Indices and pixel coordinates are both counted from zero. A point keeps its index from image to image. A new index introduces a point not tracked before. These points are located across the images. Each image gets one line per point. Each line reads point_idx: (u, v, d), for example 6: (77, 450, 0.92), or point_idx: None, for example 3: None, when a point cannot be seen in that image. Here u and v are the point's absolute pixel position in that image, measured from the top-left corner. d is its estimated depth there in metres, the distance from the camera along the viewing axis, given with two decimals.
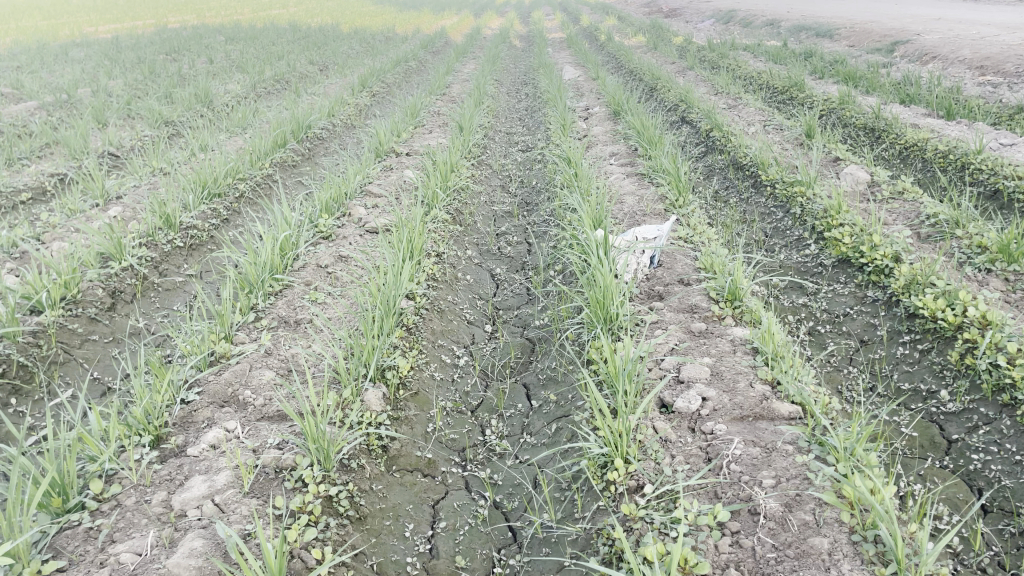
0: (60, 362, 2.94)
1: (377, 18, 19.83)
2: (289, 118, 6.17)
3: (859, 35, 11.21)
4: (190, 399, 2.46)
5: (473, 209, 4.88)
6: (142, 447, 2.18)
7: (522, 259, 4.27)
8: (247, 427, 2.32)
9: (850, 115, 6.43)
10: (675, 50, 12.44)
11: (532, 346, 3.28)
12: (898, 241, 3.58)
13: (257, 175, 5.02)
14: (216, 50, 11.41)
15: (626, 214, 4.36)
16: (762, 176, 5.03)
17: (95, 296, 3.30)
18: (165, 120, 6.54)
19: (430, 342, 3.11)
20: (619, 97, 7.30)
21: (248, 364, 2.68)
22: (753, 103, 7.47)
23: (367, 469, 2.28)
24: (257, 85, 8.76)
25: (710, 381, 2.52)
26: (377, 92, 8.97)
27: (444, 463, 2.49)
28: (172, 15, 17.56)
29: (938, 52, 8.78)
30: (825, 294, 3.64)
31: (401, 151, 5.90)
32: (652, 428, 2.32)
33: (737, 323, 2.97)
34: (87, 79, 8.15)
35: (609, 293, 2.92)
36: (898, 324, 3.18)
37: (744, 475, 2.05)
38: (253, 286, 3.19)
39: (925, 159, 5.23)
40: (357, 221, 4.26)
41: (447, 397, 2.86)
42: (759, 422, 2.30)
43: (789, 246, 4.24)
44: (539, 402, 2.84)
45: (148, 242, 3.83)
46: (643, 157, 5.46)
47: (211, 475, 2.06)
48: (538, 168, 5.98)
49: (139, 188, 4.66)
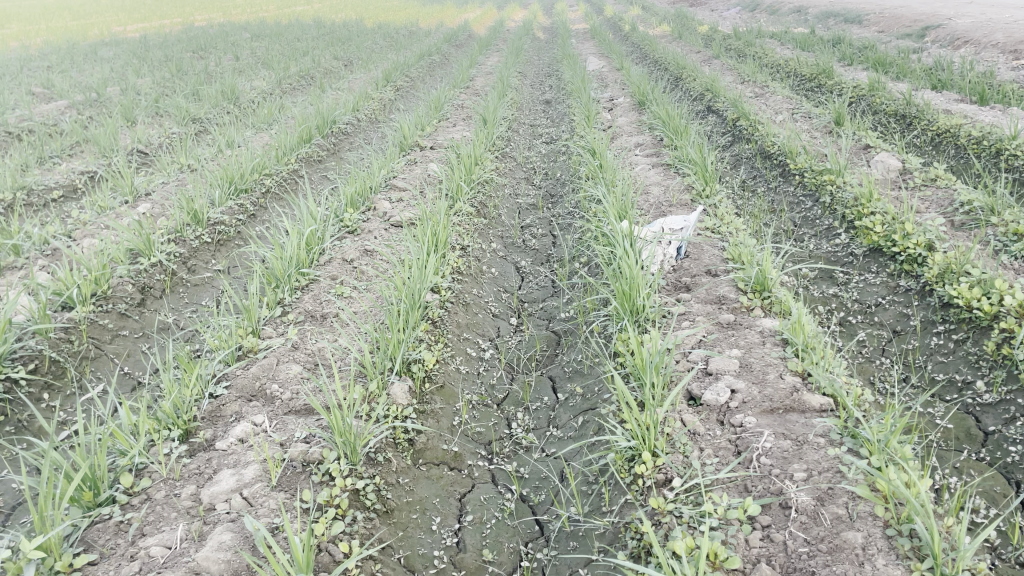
0: (91, 357, 2.97)
1: (401, 13, 19.83)
2: (314, 113, 6.20)
3: (889, 21, 11.01)
4: (218, 393, 2.48)
5: (498, 202, 4.86)
6: (172, 441, 2.20)
7: (547, 251, 4.25)
8: (274, 421, 2.33)
9: (880, 102, 6.31)
10: (700, 39, 12.32)
11: (557, 339, 3.26)
12: (931, 230, 3.51)
13: (283, 170, 5.05)
14: (242, 46, 11.50)
15: (652, 204, 4.32)
16: (790, 164, 4.95)
17: (125, 292, 3.34)
18: (193, 117, 6.60)
19: (455, 336, 3.11)
20: (644, 87, 7.24)
21: (275, 358, 2.69)
22: (781, 91, 7.37)
23: (394, 462, 2.28)
24: (283, 81, 8.82)
25: (740, 373, 2.49)
26: (401, 86, 8.99)
27: (470, 456, 2.48)
28: (198, 13, 17.71)
29: (970, 36, 8.59)
30: (856, 284, 3.58)
31: (425, 144, 5.90)
32: (680, 421, 2.29)
33: (766, 313, 2.93)
34: (116, 77, 8.26)
35: (636, 284, 2.89)
36: (932, 314, 3.11)
37: (775, 469, 2.02)
38: (279, 281, 3.21)
39: (958, 146, 5.12)
40: (382, 215, 4.27)
41: (473, 390, 2.85)
42: (790, 414, 2.26)
43: (819, 236, 4.17)
44: (566, 394, 2.83)
45: (177, 238, 3.86)
46: (669, 146, 5.41)
47: (239, 469, 2.08)
48: (562, 160, 5.95)
49: (167, 185, 4.71)
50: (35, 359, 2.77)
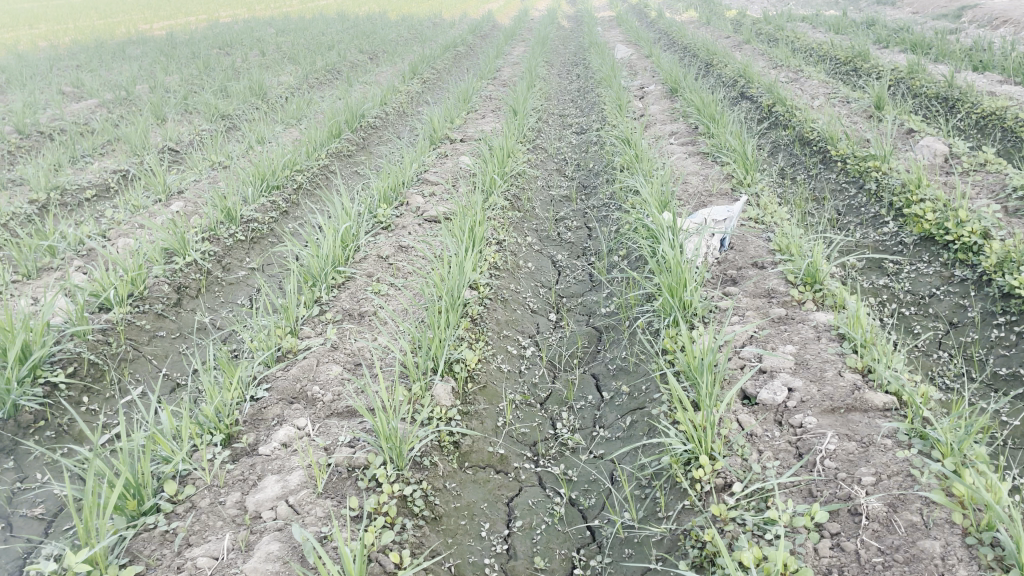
0: (130, 358, 2.94)
1: (423, 4, 19.75)
2: (343, 107, 6.15)
3: (924, 1, 10.70)
4: (259, 396, 2.43)
5: (532, 194, 4.78)
6: (214, 447, 2.16)
7: (583, 244, 4.17)
8: (317, 424, 2.28)
9: (920, 85, 6.12)
10: (729, 24, 12.09)
11: (600, 335, 3.18)
12: (987, 216, 3.36)
13: (314, 166, 5.02)
14: (268, 42, 11.48)
15: (691, 194, 4.21)
16: (831, 150, 4.81)
17: (161, 293, 3.31)
18: (222, 113, 6.59)
19: (496, 333, 3.04)
20: (675, 74, 7.10)
21: (315, 359, 2.64)
22: (815, 75, 7.19)
23: (440, 466, 2.21)
24: (309, 76, 8.79)
25: (795, 371, 2.40)
26: (427, 79, 8.92)
27: (516, 458, 2.41)
28: (221, 10, 17.73)
29: (1010, 15, 8.31)
30: (907, 274, 3.44)
31: (455, 137, 5.83)
32: (736, 422, 2.20)
33: (819, 307, 2.82)
34: (145, 75, 8.28)
35: (683, 279, 2.80)
36: (991, 305, 2.98)
37: (841, 473, 1.93)
38: (316, 279, 3.16)
39: (1005, 128, 4.94)
40: (415, 209, 4.21)
41: (516, 389, 2.78)
42: (852, 414, 2.17)
43: (864, 224, 4.04)
44: (611, 393, 2.75)
45: (210, 236, 3.83)
46: (705, 134, 5.28)
47: (284, 475, 2.03)
48: (594, 150, 5.85)
49: (199, 182, 4.68)
50: (75, 363, 2.75)
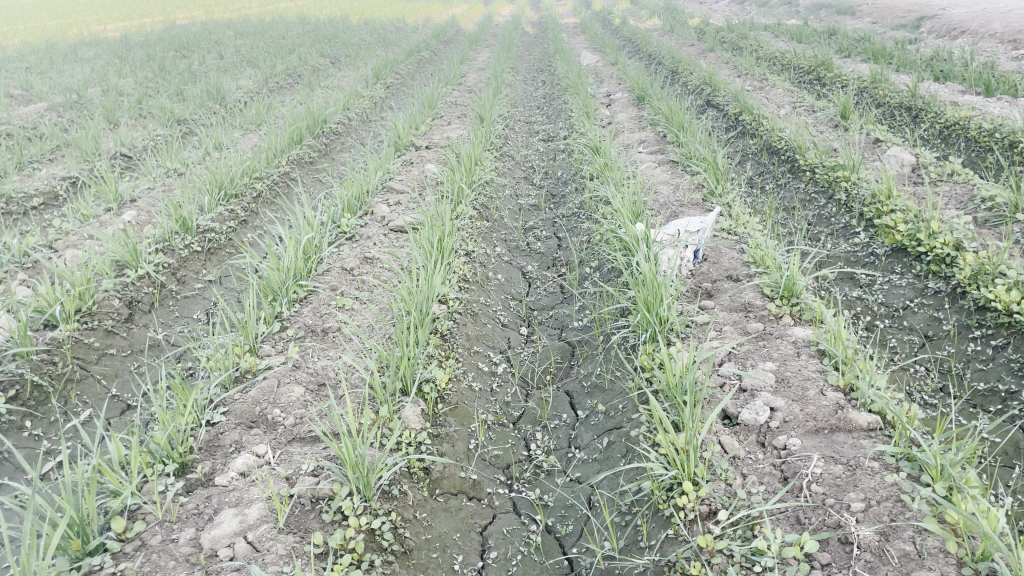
0: (77, 379, 2.77)
1: (386, 9, 19.58)
2: (305, 112, 5.99)
3: (882, 12, 10.83)
4: (216, 420, 2.28)
5: (500, 203, 4.68)
6: (166, 477, 2.01)
7: (553, 254, 4.08)
8: (279, 451, 2.15)
9: (884, 94, 6.15)
10: (693, 32, 12.16)
11: (572, 350, 3.09)
12: (959, 228, 3.34)
13: (274, 173, 4.86)
14: (226, 45, 11.24)
15: (662, 204, 4.15)
16: (800, 160, 4.79)
17: (111, 308, 3.14)
18: (178, 118, 6.38)
19: (466, 349, 2.92)
20: (642, 82, 7.07)
21: (275, 379, 2.50)
22: (780, 84, 7.21)
23: (410, 495, 2.09)
24: (269, 80, 8.59)
25: (777, 389, 2.33)
26: (391, 84, 8.78)
27: (490, 484, 2.30)
28: (179, 11, 17.38)
29: (967, 26, 8.43)
30: (880, 286, 3.40)
31: (420, 143, 5.70)
32: (719, 444, 2.13)
33: (796, 321, 2.76)
34: (97, 78, 8.02)
35: (659, 294, 2.72)
36: (966, 318, 2.95)
37: (829, 498, 1.85)
38: (277, 293, 3.02)
39: (968, 138, 4.96)
40: (380, 219, 4.08)
41: (488, 408, 2.67)
42: (836, 435, 2.10)
43: (835, 235, 4.01)
44: (586, 411, 2.66)
45: (165, 247, 3.66)
46: (674, 142, 5.24)
47: (242, 509, 1.89)
48: (562, 157, 5.77)
49: (154, 190, 4.50)
50: (16, 385, 2.58)
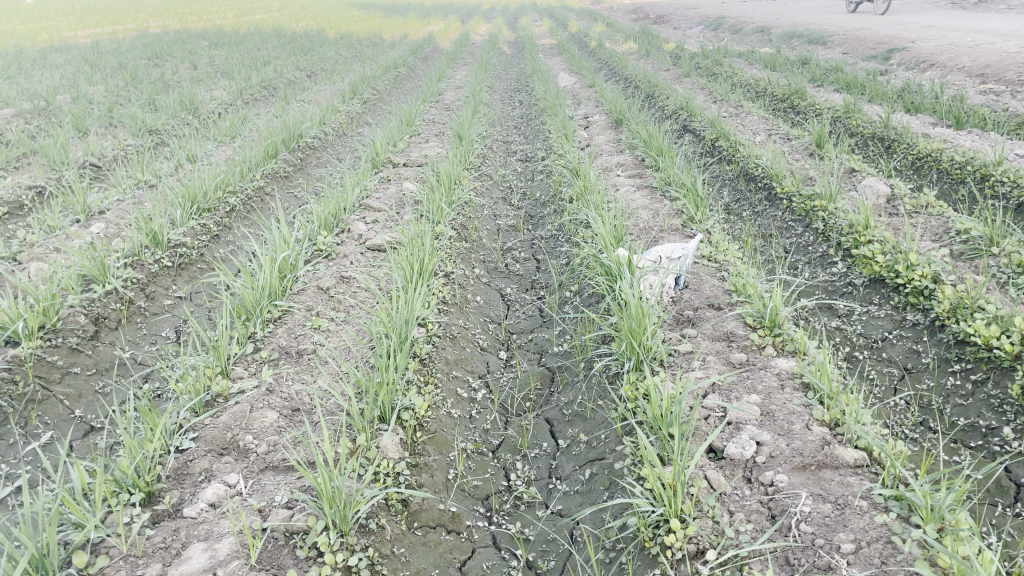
0: (38, 399, 2.66)
1: (363, 23, 19.52)
2: (280, 126, 5.91)
3: (852, 42, 11.00)
4: (185, 446, 2.19)
5: (479, 223, 4.64)
6: (132, 508, 1.91)
7: (532, 277, 4.04)
8: (251, 481, 2.06)
9: (857, 124, 6.23)
10: (668, 57, 12.26)
11: (552, 376, 3.04)
12: (937, 260, 3.35)
13: (248, 188, 4.77)
14: (200, 54, 11.11)
15: (642, 229, 4.14)
16: (777, 187, 4.81)
17: (77, 324, 3.03)
18: (149, 128, 6.26)
19: (445, 374, 2.86)
20: (620, 105, 7.09)
21: (248, 404, 2.41)
22: (756, 111, 7.28)
23: (388, 529, 2.02)
24: (244, 92, 8.49)
25: (762, 423, 2.30)
26: (368, 99, 8.72)
27: (469, 516, 2.24)
28: (152, 19, 17.17)
29: (936, 60, 8.59)
30: (859, 316, 3.40)
31: (397, 161, 5.64)
32: (705, 480, 2.09)
33: (779, 352, 2.75)
34: (67, 85, 7.87)
35: (643, 323, 2.68)
36: (945, 352, 2.95)
37: (818, 539, 1.82)
38: (250, 313, 2.92)
39: (941, 170, 5.03)
40: (357, 237, 4.01)
41: (467, 436, 2.61)
42: (823, 471, 2.08)
43: (813, 264, 4.02)
44: (567, 440, 2.61)
45: (134, 261, 3.56)
46: (652, 167, 5.25)
47: (212, 543, 1.80)
48: (540, 178, 5.75)
49: (124, 203, 4.38)
50: None
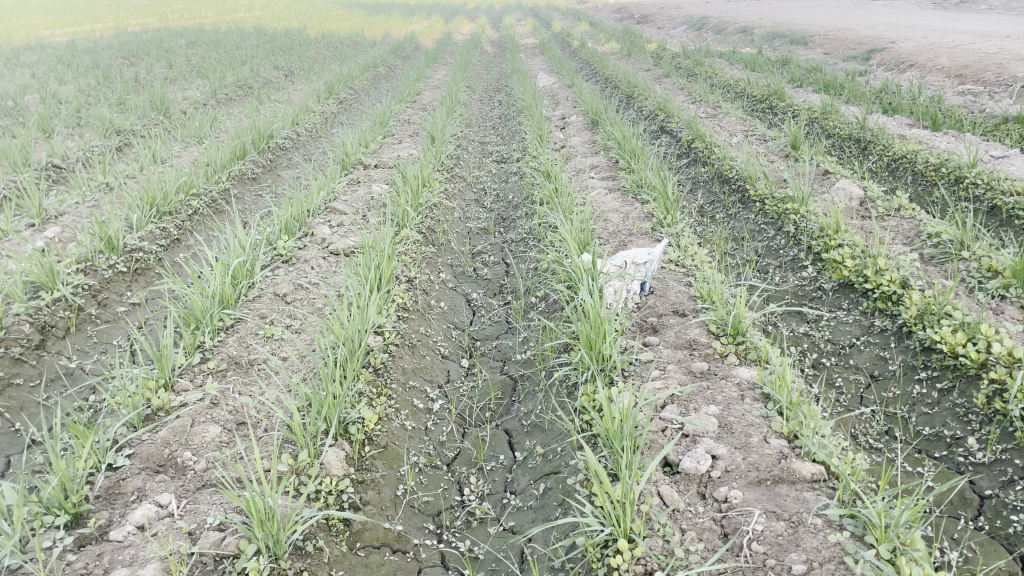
0: None
1: (345, 22, 19.39)
2: (249, 127, 5.82)
3: (833, 43, 10.98)
4: (119, 463, 2.10)
5: (447, 226, 4.56)
6: (56, 532, 1.82)
7: (499, 281, 3.96)
8: (184, 501, 1.97)
9: (833, 125, 6.18)
10: (650, 57, 12.19)
11: (513, 385, 2.96)
12: (905, 265, 3.29)
13: (212, 190, 4.68)
14: (177, 53, 11.00)
15: (611, 233, 4.08)
16: (750, 190, 4.75)
17: (21, 333, 2.94)
18: (116, 129, 6.15)
19: (400, 385, 2.78)
20: (597, 106, 7.02)
21: (190, 418, 2.32)
22: (733, 112, 7.23)
23: (326, 551, 1.93)
24: (218, 91, 8.39)
25: (719, 436, 2.24)
26: (344, 99, 8.63)
27: (416, 535, 2.16)
28: (132, 17, 16.98)
29: (915, 60, 8.57)
30: (827, 322, 3.34)
31: (368, 162, 5.55)
32: (658, 496, 2.03)
33: (742, 361, 2.68)
34: (36, 84, 7.74)
35: (602, 331, 2.63)
36: (912, 359, 2.89)
37: (769, 559, 1.76)
38: (200, 321, 2.83)
39: (915, 172, 4.98)
40: (320, 240, 3.92)
41: (419, 450, 2.53)
42: (779, 486, 2.02)
43: (784, 268, 3.96)
44: (523, 452, 2.54)
45: (87, 267, 3.47)
46: (625, 168, 5.18)
47: (136, 568, 1.71)
48: (514, 180, 5.68)
49: (81, 206, 4.28)
50: None
